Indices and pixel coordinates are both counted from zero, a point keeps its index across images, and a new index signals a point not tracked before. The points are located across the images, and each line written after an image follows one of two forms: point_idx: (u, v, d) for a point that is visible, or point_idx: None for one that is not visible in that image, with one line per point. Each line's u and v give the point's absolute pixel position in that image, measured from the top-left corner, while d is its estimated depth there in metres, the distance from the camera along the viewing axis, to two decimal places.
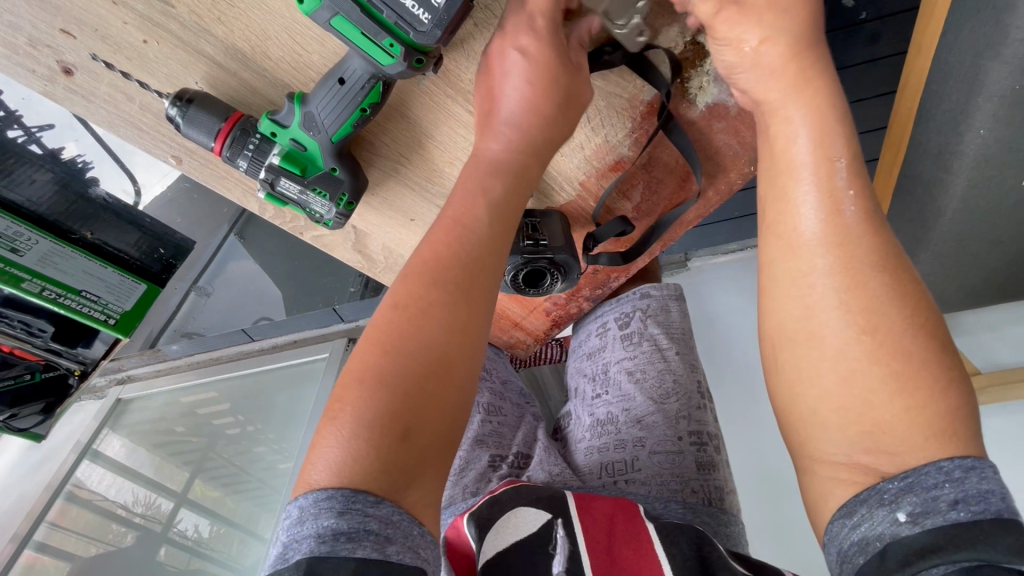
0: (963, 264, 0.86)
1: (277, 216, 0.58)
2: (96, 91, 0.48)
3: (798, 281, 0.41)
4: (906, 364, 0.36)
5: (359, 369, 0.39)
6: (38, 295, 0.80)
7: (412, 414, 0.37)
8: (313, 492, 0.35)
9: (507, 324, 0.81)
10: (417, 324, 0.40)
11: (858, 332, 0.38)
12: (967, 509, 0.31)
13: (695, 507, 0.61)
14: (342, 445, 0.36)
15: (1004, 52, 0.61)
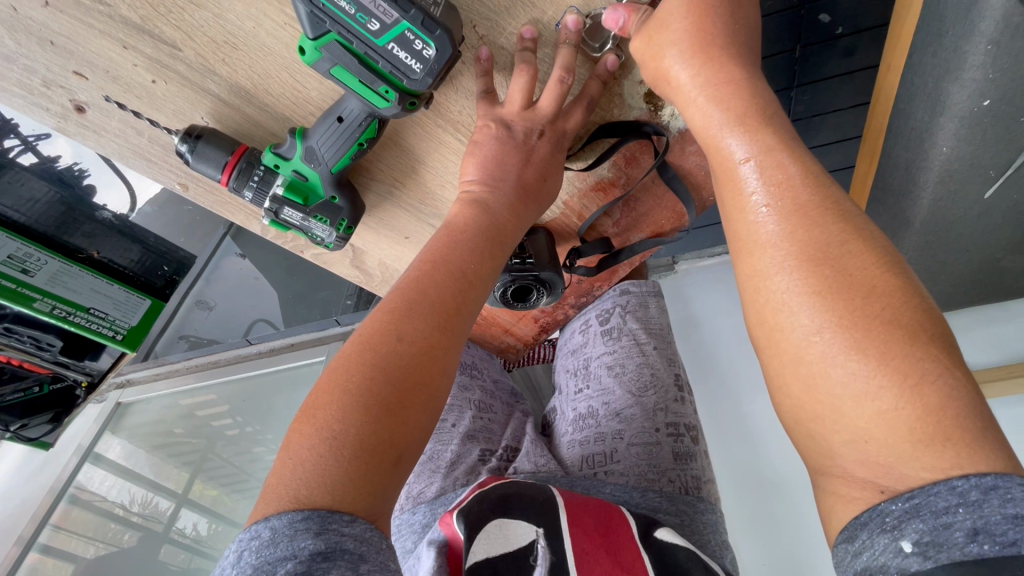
0: (932, 270, 0.90)
1: (278, 237, 0.61)
2: (107, 126, 0.51)
3: (755, 279, 0.37)
4: (880, 364, 0.31)
5: (349, 390, 0.42)
6: (48, 314, 0.83)
7: (394, 439, 0.41)
8: (290, 511, 0.36)
9: (497, 332, 0.84)
10: (395, 348, 0.44)
11: (821, 329, 0.34)
12: (991, 542, 0.26)
13: (672, 496, 0.65)
14: (331, 462, 0.39)
15: (963, 76, 0.65)
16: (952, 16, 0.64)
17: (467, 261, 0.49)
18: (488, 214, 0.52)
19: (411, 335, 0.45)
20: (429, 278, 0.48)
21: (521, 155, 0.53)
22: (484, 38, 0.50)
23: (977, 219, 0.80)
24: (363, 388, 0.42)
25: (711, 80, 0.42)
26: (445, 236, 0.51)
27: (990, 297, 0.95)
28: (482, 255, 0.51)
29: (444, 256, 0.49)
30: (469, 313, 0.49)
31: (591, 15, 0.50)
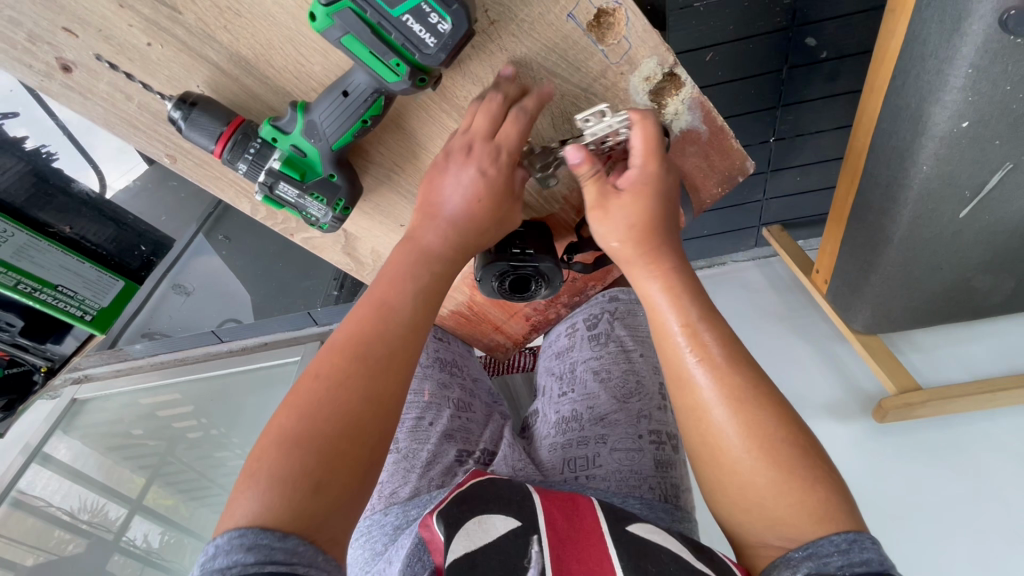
0: (908, 288, 0.93)
1: (268, 218, 0.59)
2: (94, 89, 0.48)
3: (684, 391, 0.47)
4: (767, 446, 0.43)
5: (286, 426, 0.43)
6: (11, 289, 0.74)
7: (322, 465, 0.41)
8: (227, 533, 0.38)
9: (488, 330, 0.81)
10: (336, 391, 0.45)
11: (732, 432, 0.44)
12: (851, 570, 0.36)
13: (652, 503, 0.62)
14: (262, 493, 0.40)
15: (944, 98, 0.68)
16: (934, 41, 0.67)
17: (413, 300, 0.50)
18: (431, 255, 0.52)
19: (345, 366, 0.46)
20: (375, 318, 0.49)
21: (472, 180, 0.51)
22: (495, 24, 0.49)
23: (951, 238, 0.84)
24: (296, 423, 0.43)
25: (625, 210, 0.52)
26: (394, 277, 0.51)
27: (958, 317, 0.99)
28: (426, 296, 0.51)
29: (381, 293, 0.51)
30: (410, 340, 0.49)
31: (601, 7, 0.48)
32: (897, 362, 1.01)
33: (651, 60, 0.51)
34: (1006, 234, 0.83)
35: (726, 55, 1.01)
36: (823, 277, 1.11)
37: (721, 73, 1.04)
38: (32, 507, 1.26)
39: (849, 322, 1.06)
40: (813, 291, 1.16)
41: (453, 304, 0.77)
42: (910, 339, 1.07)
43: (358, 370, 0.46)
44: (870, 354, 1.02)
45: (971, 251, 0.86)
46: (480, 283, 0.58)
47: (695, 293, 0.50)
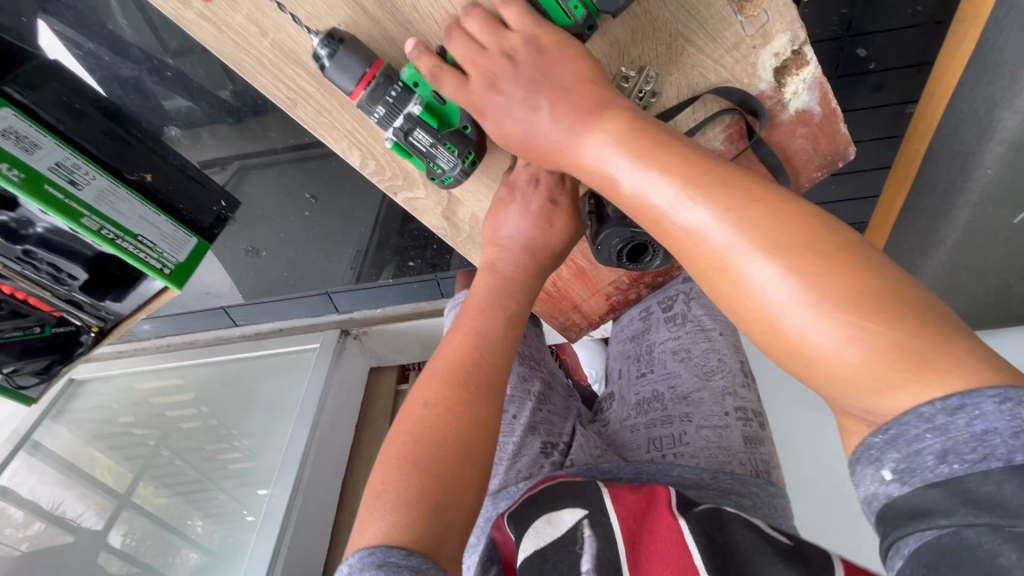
0: (952, 291, 0.96)
1: (376, 173, 0.57)
2: (231, 21, 0.47)
3: (738, 301, 0.35)
4: (844, 298, 0.31)
5: (394, 455, 0.44)
6: (93, 234, 0.71)
7: (435, 487, 0.42)
8: (354, 557, 0.39)
9: (566, 309, 0.75)
10: (443, 415, 0.45)
11: (796, 304, 0.32)
12: (965, 453, 0.27)
13: (745, 478, 0.63)
14: (383, 520, 0.41)
15: (1017, 102, 0.71)
16: (1012, 47, 0.70)
17: (505, 326, 0.51)
18: (510, 286, 0.53)
19: (445, 389, 0.46)
20: (471, 343, 0.49)
21: (537, 216, 0.55)
22: None
23: (1003, 244, 0.87)
24: (403, 451, 0.44)
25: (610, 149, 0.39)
26: (485, 306, 0.52)
27: (992, 324, 1.03)
28: (512, 321, 0.51)
29: (472, 318, 0.51)
30: (502, 360, 0.49)
31: None
32: None
33: (785, 37, 0.52)
34: None
35: None
36: None
37: None
38: (19, 499, 1.17)
39: None
40: None
41: None
42: None
43: (459, 392, 0.46)
44: None
45: (1021, 259, 0.89)
46: (597, 249, 0.56)
47: (658, 138, 0.38)
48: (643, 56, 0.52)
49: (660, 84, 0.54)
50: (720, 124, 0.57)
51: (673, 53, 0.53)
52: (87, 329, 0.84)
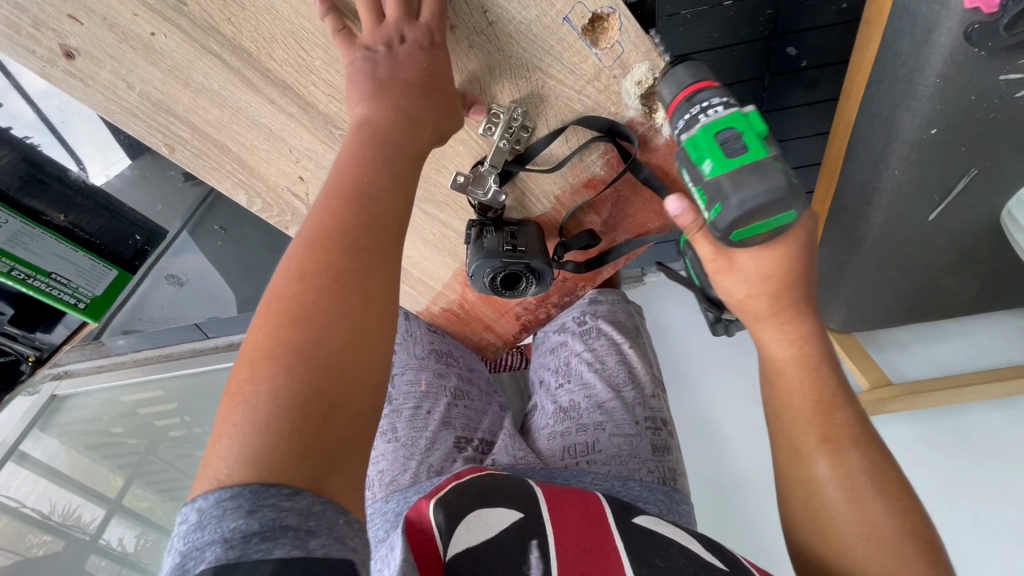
0: (880, 288, 0.97)
1: (263, 208, 0.61)
2: (96, 77, 0.49)
3: (798, 475, 0.52)
4: (858, 492, 0.49)
5: (263, 348, 0.37)
6: (9, 273, 1.08)
7: (325, 375, 0.36)
8: (216, 490, 0.32)
9: (478, 328, 0.83)
10: (321, 296, 0.39)
11: (833, 485, 0.50)
12: None
13: (652, 486, 0.67)
14: (253, 425, 0.34)
15: (914, 106, 0.72)
16: (905, 50, 0.70)
17: (393, 192, 0.44)
18: (390, 136, 0.45)
19: (324, 264, 0.40)
20: (356, 213, 0.42)
21: (387, 63, 0.46)
22: (494, 24, 0.51)
23: (920, 240, 0.88)
24: (275, 339, 0.37)
25: (769, 275, 0.50)
26: (365, 163, 0.44)
27: (926, 317, 1.04)
28: (401, 183, 0.45)
29: (353, 176, 0.44)
30: (394, 227, 0.44)
31: (596, 12, 0.51)
32: (871, 361, 1.05)
33: (643, 65, 0.54)
34: (969, 238, 0.87)
35: (710, 61, 1.04)
36: None
37: None
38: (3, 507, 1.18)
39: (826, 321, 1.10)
40: None
41: (444, 302, 0.80)
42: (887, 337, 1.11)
43: (344, 263, 0.40)
44: (846, 353, 1.06)
45: (941, 254, 0.90)
46: (473, 278, 0.61)
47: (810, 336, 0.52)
48: (507, 93, 0.55)
49: (531, 118, 0.58)
50: (594, 150, 0.60)
51: (533, 87, 0.55)
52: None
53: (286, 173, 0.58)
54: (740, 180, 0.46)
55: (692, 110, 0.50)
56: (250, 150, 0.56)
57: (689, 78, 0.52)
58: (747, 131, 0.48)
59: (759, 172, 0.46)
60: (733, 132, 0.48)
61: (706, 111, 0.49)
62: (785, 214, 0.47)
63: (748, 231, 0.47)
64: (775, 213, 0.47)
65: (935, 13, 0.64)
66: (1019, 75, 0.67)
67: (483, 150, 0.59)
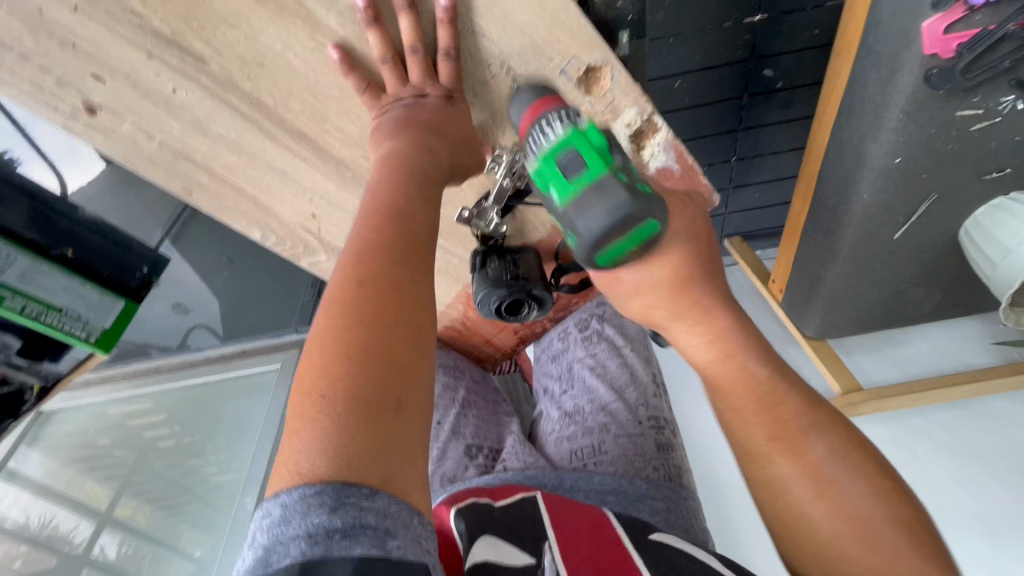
0: (852, 299, 1.03)
1: (277, 244, 0.67)
2: (117, 128, 0.54)
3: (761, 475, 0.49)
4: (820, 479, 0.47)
5: (328, 350, 0.37)
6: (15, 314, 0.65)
7: (390, 380, 0.37)
8: (299, 485, 0.32)
9: (478, 342, 0.87)
10: (374, 300, 0.39)
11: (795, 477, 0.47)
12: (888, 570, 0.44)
13: (657, 482, 0.66)
14: (329, 423, 0.34)
15: (880, 137, 0.78)
16: (872, 87, 0.75)
17: (423, 204, 0.46)
18: (419, 159, 0.48)
19: (376, 269, 0.41)
20: (397, 224, 0.44)
21: (414, 106, 0.50)
22: (496, 78, 0.54)
23: (889, 255, 0.94)
24: (338, 341, 0.37)
25: (667, 277, 0.50)
26: (400, 181, 0.46)
27: (895, 324, 1.11)
28: (430, 195, 0.47)
29: (389, 194, 0.45)
30: (431, 239, 0.46)
31: (590, 64, 0.53)
32: (843, 366, 1.12)
33: (632, 110, 0.57)
34: (931, 253, 0.94)
35: (691, 83, 1.09)
36: (779, 286, 1.19)
37: (687, 98, 1.12)
38: None
39: (802, 328, 1.16)
40: (771, 299, 1.25)
41: (447, 320, 0.83)
42: (857, 342, 1.19)
43: (395, 271, 0.41)
44: (820, 359, 1.14)
45: (905, 268, 0.97)
46: (479, 305, 0.63)
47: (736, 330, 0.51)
48: (508, 136, 0.59)
49: None
50: None
51: None
52: (26, 389, 0.73)
53: (300, 212, 0.63)
54: (581, 203, 0.46)
55: (539, 135, 0.50)
56: (266, 192, 0.61)
57: (536, 97, 0.52)
58: (582, 145, 0.47)
59: (598, 188, 0.45)
60: (570, 150, 0.47)
61: (548, 134, 0.49)
62: (647, 225, 0.46)
63: (609, 255, 0.47)
64: (634, 227, 0.46)
65: (899, 55, 0.69)
66: (974, 111, 0.73)
67: (484, 186, 0.63)
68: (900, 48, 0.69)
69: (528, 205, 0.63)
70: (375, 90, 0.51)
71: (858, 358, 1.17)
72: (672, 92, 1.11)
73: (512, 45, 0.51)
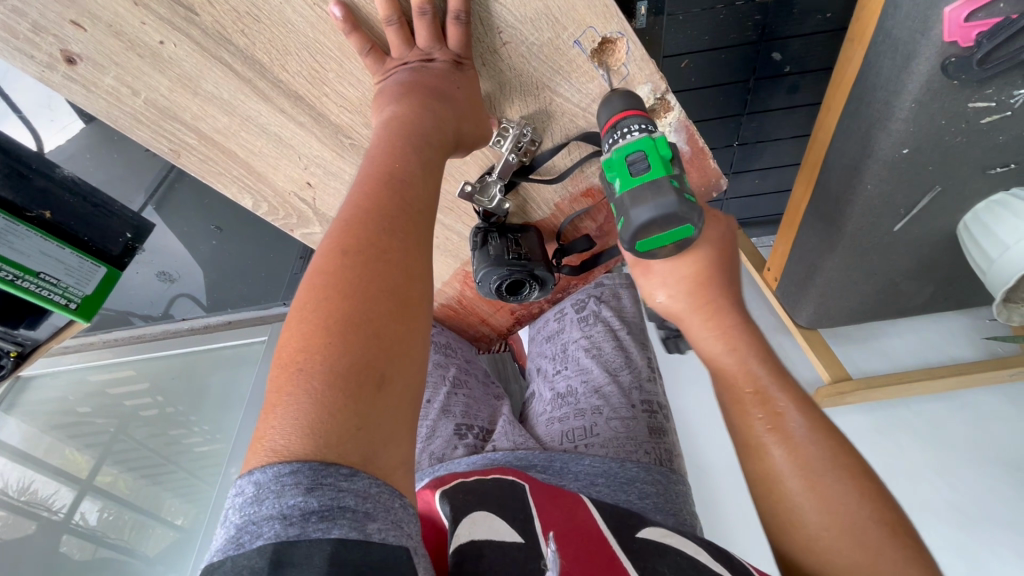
0: (845, 289, 1.03)
1: (269, 213, 0.65)
2: (99, 82, 0.51)
3: (753, 457, 0.50)
4: (810, 471, 0.46)
5: (312, 322, 0.35)
6: None
7: (375, 356, 0.35)
8: (275, 463, 0.30)
9: (474, 321, 0.86)
10: (364, 272, 0.37)
11: (789, 469, 0.47)
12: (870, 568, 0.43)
13: (648, 466, 0.65)
14: (307, 398, 0.32)
15: (890, 127, 0.76)
16: (886, 74, 0.74)
17: (423, 173, 0.44)
18: (419, 126, 0.45)
19: (368, 241, 0.39)
20: (393, 193, 0.41)
21: (419, 71, 0.47)
22: (507, 45, 0.51)
23: (886, 247, 0.94)
24: (324, 314, 0.36)
25: (689, 275, 0.55)
26: (396, 148, 0.44)
27: (885, 315, 1.12)
28: (430, 166, 0.45)
29: (385, 162, 0.43)
30: (428, 212, 0.43)
31: (606, 36, 0.51)
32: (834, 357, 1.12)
33: (646, 86, 0.55)
34: (928, 246, 0.94)
35: (699, 63, 1.06)
36: (774, 274, 1.18)
37: (693, 79, 1.10)
38: None
39: (795, 317, 1.17)
40: (764, 287, 1.24)
41: (443, 297, 0.81)
42: (847, 333, 1.20)
43: (387, 242, 0.39)
44: (812, 348, 1.14)
45: (900, 261, 0.97)
46: (479, 284, 0.62)
47: (748, 332, 0.54)
48: (515, 109, 0.56)
49: (538, 133, 0.59)
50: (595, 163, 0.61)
51: (541, 104, 0.56)
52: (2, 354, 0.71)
53: (294, 179, 0.60)
54: (636, 194, 0.48)
55: (611, 136, 0.52)
56: (259, 157, 0.58)
57: (624, 105, 0.52)
58: (654, 152, 0.49)
59: (654, 188, 0.47)
60: (641, 151, 0.49)
61: (625, 136, 0.50)
62: (683, 227, 0.48)
63: (649, 242, 0.49)
64: (672, 226, 0.48)
65: (917, 42, 0.67)
66: (987, 103, 0.72)
67: (487, 160, 0.60)
68: (919, 35, 0.67)
69: (532, 181, 0.61)
70: (379, 53, 0.48)
71: (847, 348, 1.18)
72: (679, 71, 1.08)
73: (525, 10, 0.48)
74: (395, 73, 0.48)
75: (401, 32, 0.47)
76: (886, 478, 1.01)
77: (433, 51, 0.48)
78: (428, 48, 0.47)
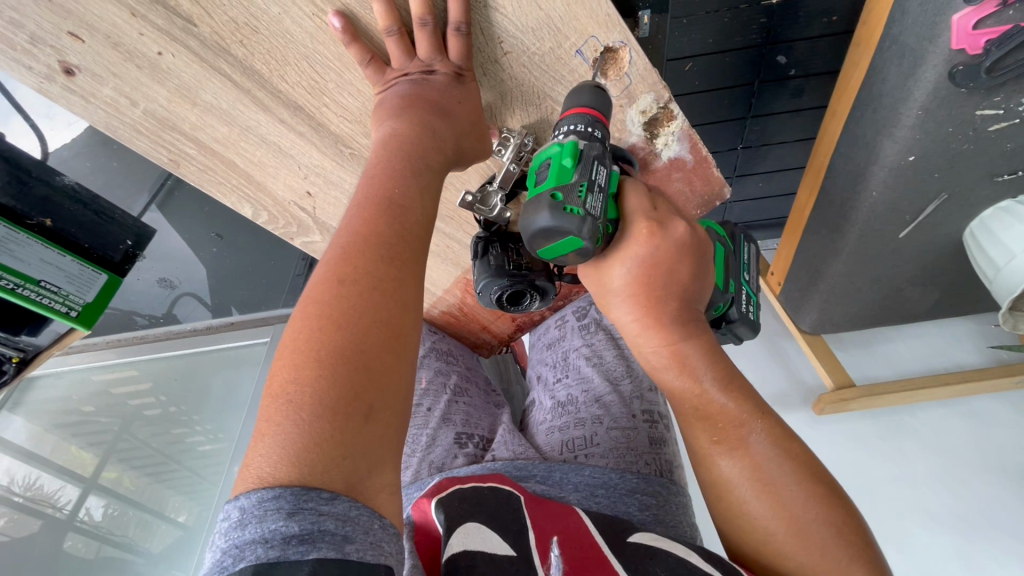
0: (850, 295, 1.03)
1: (269, 221, 0.64)
2: (97, 92, 0.51)
3: (705, 469, 0.49)
4: (763, 481, 0.45)
5: (302, 351, 0.35)
6: None
7: (364, 385, 0.35)
8: (258, 489, 0.30)
9: (475, 328, 0.85)
10: (356, 300, 0.37)
11: (739, 478, 0.46)
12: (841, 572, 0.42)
13: (649, 478, 0.65)
14: (295, 429, 0.32)
15: (895, 134, 0.75)
16: (893, 80, 0.73)
17: (417, 195, 0.43)
18: (415, 144, 0.44)
19: (360, 266, 0.38)
20: (387, 217, 0.41)
21: (419, 85, 0.47)
22: (508, 55, 0.50)
23: (890, 254, 0.93)
24: (315, 343, 0.35)
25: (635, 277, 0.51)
26: (392, 170, 0.43)
27: (889, 321, 1.11)
28: (425, 186, 0.44)
29: (380, 185, 0.43)
30: (423, 235, 0.43)
31: (608, 46, 0.50)
32: (838, 363, 1.12)
33: (649, 96, 0.54)
34: (934, 253, 0.93)
35: (703, 66, 1.05)
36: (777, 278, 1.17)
37: (697, 82, 1.09)
38: None
39: (798, 322, 1.16)
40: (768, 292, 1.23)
41: (444, 304, 0.81)
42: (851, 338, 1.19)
43: (380, 268, 0.39)
44: (815, 354, 1.13)
45: (905, 267, 0.96)
46: (479, 294, 0.61)
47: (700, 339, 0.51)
48: (517, 118, 0.56)
49: (540, 142, 0.59)
50: None
51: (543, 113, 0.56)
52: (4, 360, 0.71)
53: (294, 189, 0.60)
54: (529, 203, 0.46)
55: (551, 138, 0.50)
56: (259, 167, 0.58)
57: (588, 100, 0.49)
58: (560, 158, 0.46)
59: (535, 200, 0.45)
60: (548, 159, 0.47)
61: (549, 140, 0.49)
62: (568, 240, 0.45)
63: (546, 252, 0.47)
64: (556, 238, 0.45)
65: (924, 49, 0.67)
66: (994, 111, 0.71)
67: (489, 170, 0.60)
68: (926, 42, 0.66)
69: (534, 190, 0.60)
70: (380, 64, 0.48)
71: (850, 354, 1.17)
72: (682, 75, 1.07)
73: (526, 21, 0.48)
74: (394, 86, 0.47)
75: (403, 42, 0.46)
76: (890, 486, 1.01)
77: (434, 62, 0.47)
78: (429, 59, 0.47)
